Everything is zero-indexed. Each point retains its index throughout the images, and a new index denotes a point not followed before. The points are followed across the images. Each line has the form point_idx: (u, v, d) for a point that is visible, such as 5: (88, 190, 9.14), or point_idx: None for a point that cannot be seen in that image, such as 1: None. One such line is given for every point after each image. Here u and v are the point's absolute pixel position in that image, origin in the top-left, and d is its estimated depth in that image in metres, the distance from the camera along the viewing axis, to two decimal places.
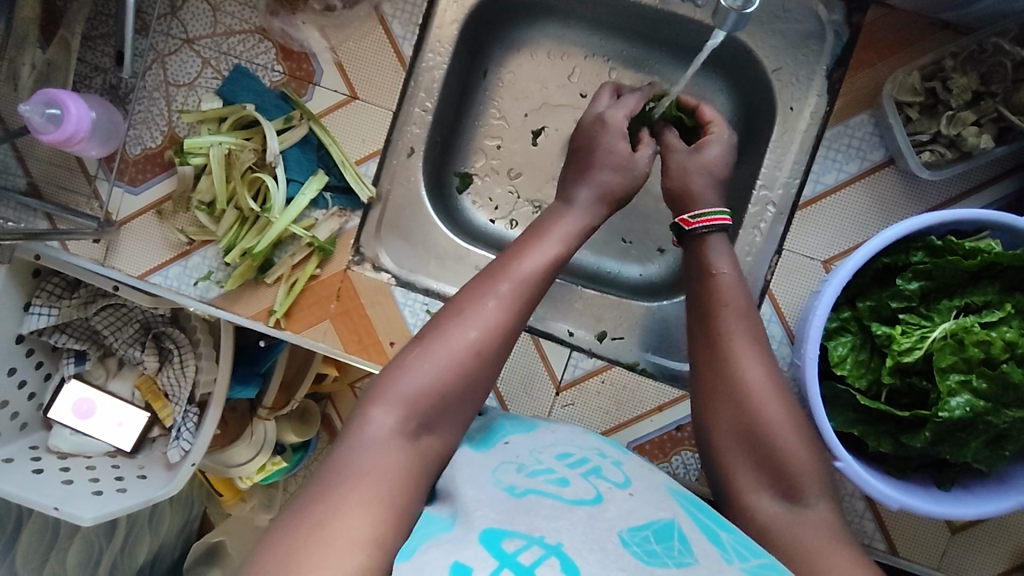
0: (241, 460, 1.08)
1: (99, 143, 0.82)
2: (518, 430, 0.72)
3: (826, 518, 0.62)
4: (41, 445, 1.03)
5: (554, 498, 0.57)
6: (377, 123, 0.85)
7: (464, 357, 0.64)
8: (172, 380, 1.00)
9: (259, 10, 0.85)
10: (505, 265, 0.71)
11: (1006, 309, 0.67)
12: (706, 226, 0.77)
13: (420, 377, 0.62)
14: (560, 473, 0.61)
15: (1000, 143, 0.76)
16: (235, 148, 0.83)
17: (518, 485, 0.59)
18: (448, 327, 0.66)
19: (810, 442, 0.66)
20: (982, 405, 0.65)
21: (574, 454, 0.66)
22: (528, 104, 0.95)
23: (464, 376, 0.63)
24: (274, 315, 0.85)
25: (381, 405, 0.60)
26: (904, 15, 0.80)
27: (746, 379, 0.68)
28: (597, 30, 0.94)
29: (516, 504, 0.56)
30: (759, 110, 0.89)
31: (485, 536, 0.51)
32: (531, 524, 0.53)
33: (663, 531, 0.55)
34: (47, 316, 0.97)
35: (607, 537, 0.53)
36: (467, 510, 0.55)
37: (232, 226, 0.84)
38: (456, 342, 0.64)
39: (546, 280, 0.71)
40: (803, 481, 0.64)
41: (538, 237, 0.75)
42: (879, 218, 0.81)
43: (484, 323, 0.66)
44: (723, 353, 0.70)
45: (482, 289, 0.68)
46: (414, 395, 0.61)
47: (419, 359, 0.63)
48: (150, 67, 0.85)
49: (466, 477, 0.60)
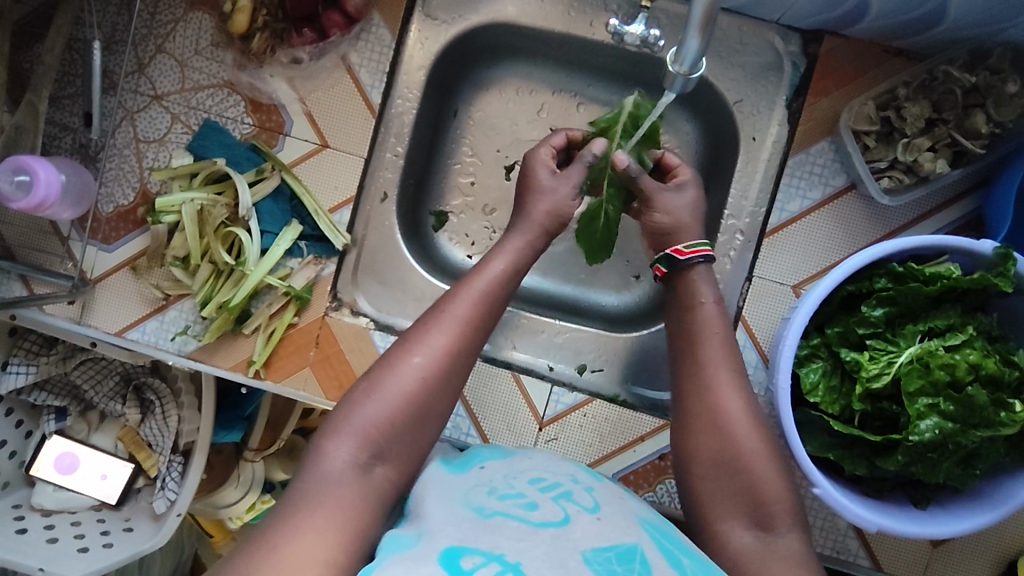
0: (230, 502, 1.08)
1: (71, 205, 0.82)
2: (495, 456, 0.73)
3: (794, 547, 0.63)
4: (24, 503, 1.02)
5: (521, 520, 0.57)
6: (349, 170, 0.86)
7: (411, 388, 0.66)
8: (156, 431, 1.00)
9: (226, 64, 0.86)
10: (452, 297, 0.73)
11: (968, 332, 0.69)
12: (696, 256, 0.78)
13: (370, 412, 0.64)
14: (530, 497, 0.62)
15: (956, 166, 0.78)
16: (208, 204, 0.84)
17: (488, 505, 0.60)
18: (395, 358, 0.68)
19: (783, 472, 0.68)
20: (950, 427, 0.66)
21: (547, 479, 0.67)
22: (499, 140, 0.97)
23: (413, 409, 0.65)
24: (253, 366, 0.85)
25: (334, 440, 0.62)
26: (857, 45, 0.82)
27: (725, 409, 0.70)
28: (562, 67, 0.95)
29: (481, 523, 0.57)
30: (724, 141, 0.90)
31: (444, 555, 0.52)
32: (494, 542, 0.54)
33: (626, 553, 0.56)
34: (26, 373, 0.97)
35: (569, 554, 0.54)
36: (433, 530, 0.56)
37: (208, 280, 0.85)
38: (405, 371, 0.66)
39: (491, 312, 0.74)
40: (775, 510, 0.65)
41: (482, 267, 0.77)
42: (846, 242, 0.82)
43: (429, 351, 0.68)
44: (706, 381, 0.72)
45: (427, 320, 0.71)
46: (366, 430, 0.63)
47: (366, 395, 0.65)
48: (119, 125, 0.86)
49: (436, 500, 0.61)
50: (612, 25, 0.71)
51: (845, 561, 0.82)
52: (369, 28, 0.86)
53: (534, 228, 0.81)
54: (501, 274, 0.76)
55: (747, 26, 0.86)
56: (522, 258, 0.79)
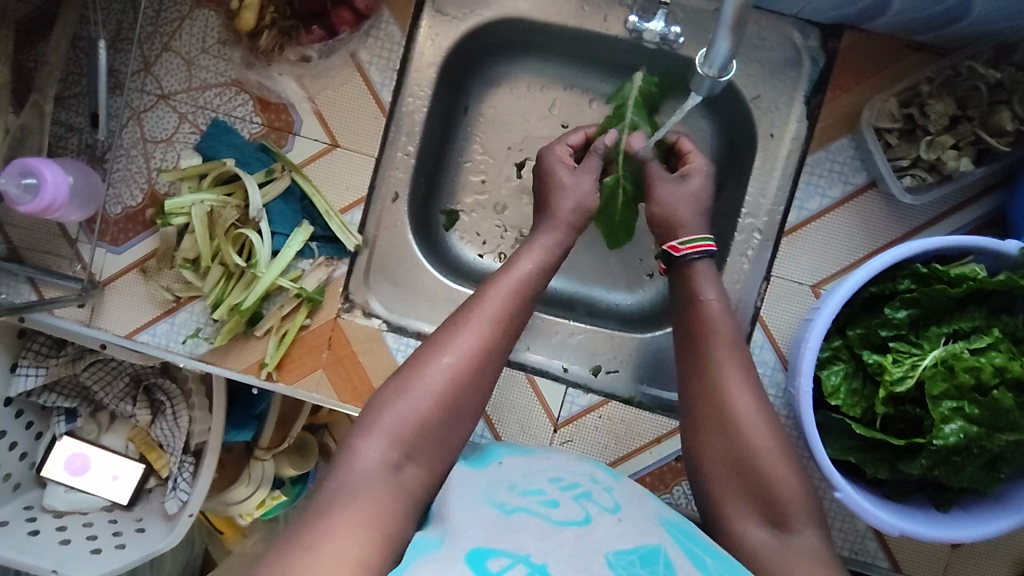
0: (241, 498, 1.08)
1: (79, 208, 0.80)
2: (513, 453, 0.72)
3: (814, 545, 0.62)
4: (36, 504, 1.01)
5: (544, 519, 0.57)
6: (360, 171, 0.85)
7: (443, 388, 0.65)
8: (167, 431, 0.99)
9: (233, 63, 0.84)
10: (482, 296, 0.72)
11: (994, 334, 0.67)
12: (694, 252, 0.78)
13: (402, 413, 0.63)
14: (550, 495, 0.61)
15: (979, 164, 0.77)
16: (218, 206, 0.82)
17: (509, 503, 0.59)
18: (424, 357, 0.67)
19: (799, 471, 0.66)
20: (975, 431, 0.65)
21: (565, 479, 0.66)
22: (511, 137, 0.95)
23: (444, 410, 0.64)
24: (266, 368, 0.84)
25: (365, 438, 0.62)
26: (877, 40, 0.80)
27: (734, 406, 0.69)
28: (574, 63, 0.94)
29: (504, 522, 0.56)
30: (741, 138, 0.89)
31: (471, 555, 0.51)
32: (518, 542, 0.53)
33: (649, 555, 0.55)
34: (35, 375, 0.96)
35: (592, 558, 0.53)
36: (456, 531, 0.55)
37: (218, 282, 0.83)
38: (435, 370, 0.66)
39: (522, 313, 0.73)
40: (791, 509, 0.64)
41: (508, 265, 0.75)
42: (866, 241, 0.81)
43: (460, 351, 0.67)
44: (712, 381, 0.71)
45: (458, 320, 0.70)
46: (396, 430, 0.62)
47: (395, 394, 0.64)
48: (126, 125, 0.84)
49: (456, 499, 0.61)
50: (632, 22, 0.70)
51: (863, 561, 0.82)
52: (379, 25, 0.84)
53: (567, 226, 0.80)
54: (530, 274, 0.75)
55: (765, 20, 0.84)
56: (553, 258, 0.78)
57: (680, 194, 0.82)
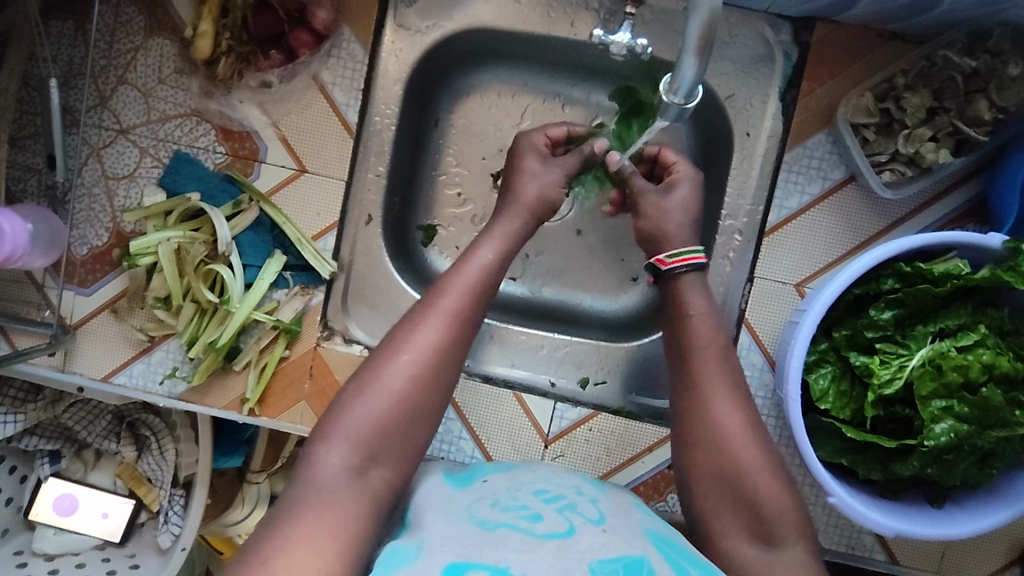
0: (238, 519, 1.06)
1: (42, 253, 0.78)
2: (498, 470, 0.70)
3: (803, 558, 0.61)
4: (26, 549, 0.99)
5: (525, 533, 0.55)
6: (330, 195, 0.83)
7: (402, 384, 0.63)
8: (154, 466, 0.97)
9: (191, 92, 0.82)
10: (442, 287, 0.70)
11: (980, 331, 0.67)
12: (682, 265, 0.76)
13: (361, 415, 0.61)
14: (534, 508, 0.60)
15: (958, 154, 0.76)
16: (185, 242, 0.80)
17: (491, 519, 0.58)
18: (381, 357, 0.65)
19: (787, 486, 0.65)
20: (965, 429, 0.65)
21: (550, 491, 0.64)
22: (483, 147, 0.93)
23: (406, 407, 0.63)
24: (247, 404, 0.82)
25: (325, 445, 0.60)
26: (850, 30, 0.79)
27: (719, 423, 0.68)
28: (543, 68, 0.92)
29: (485, 537, 0.55)
30: (717, 136, 0.87)
31: (449, 570, 0.50)
32: (497, 554, 0.52)
33: (633, 565, 0.53)
34: (13, 422, 0.92)
35: (575, 565, 0.52)
36: (434, 545, 0.54)
37: (192, 318, 0.81)
38: (394, 368, 0.64)
39: (483, 301, 0.71)
40: (779, 523, 0.63)
41: (467, 253, 0.74)
42: (846, 236, 0.80)
43: (417, 347, 0.65)
44: (700, 394, 0.70)
45: (416, 315, 0.68)
46: (359, 435, 0.61)
47: (354, 397, 0.63)
48: (85, 162, 0.82)
49: (435, 514, 0.59)
50: (597, 36, 0.68)
51: (860, 555, 0.82)
52: (340, 44, 0.82)
53: None
54: (488, 265, 0.73)
55: (735, 17, 0.83)
56: (509, 244, 0.75)
57: (667, 205, 0.79)
